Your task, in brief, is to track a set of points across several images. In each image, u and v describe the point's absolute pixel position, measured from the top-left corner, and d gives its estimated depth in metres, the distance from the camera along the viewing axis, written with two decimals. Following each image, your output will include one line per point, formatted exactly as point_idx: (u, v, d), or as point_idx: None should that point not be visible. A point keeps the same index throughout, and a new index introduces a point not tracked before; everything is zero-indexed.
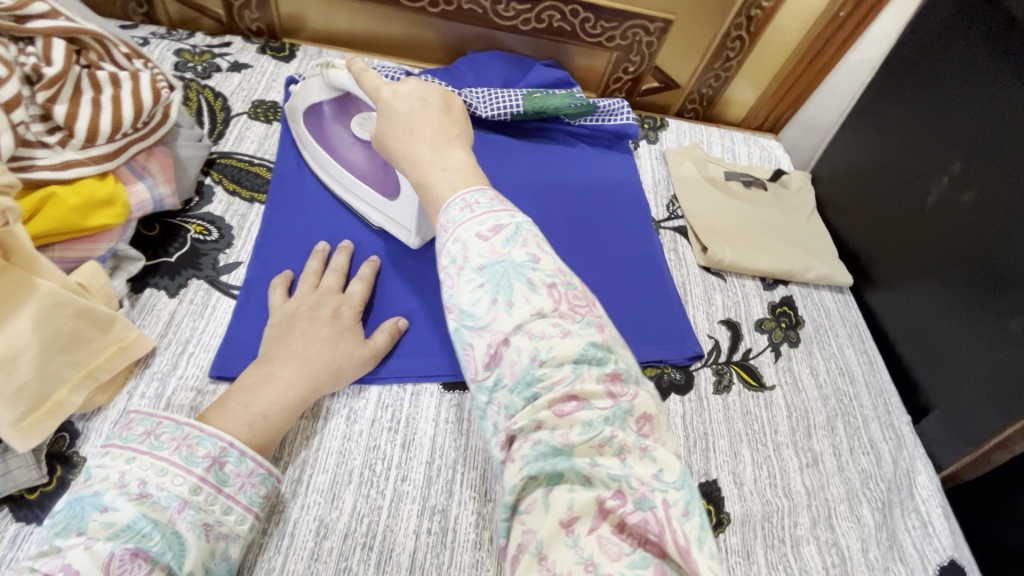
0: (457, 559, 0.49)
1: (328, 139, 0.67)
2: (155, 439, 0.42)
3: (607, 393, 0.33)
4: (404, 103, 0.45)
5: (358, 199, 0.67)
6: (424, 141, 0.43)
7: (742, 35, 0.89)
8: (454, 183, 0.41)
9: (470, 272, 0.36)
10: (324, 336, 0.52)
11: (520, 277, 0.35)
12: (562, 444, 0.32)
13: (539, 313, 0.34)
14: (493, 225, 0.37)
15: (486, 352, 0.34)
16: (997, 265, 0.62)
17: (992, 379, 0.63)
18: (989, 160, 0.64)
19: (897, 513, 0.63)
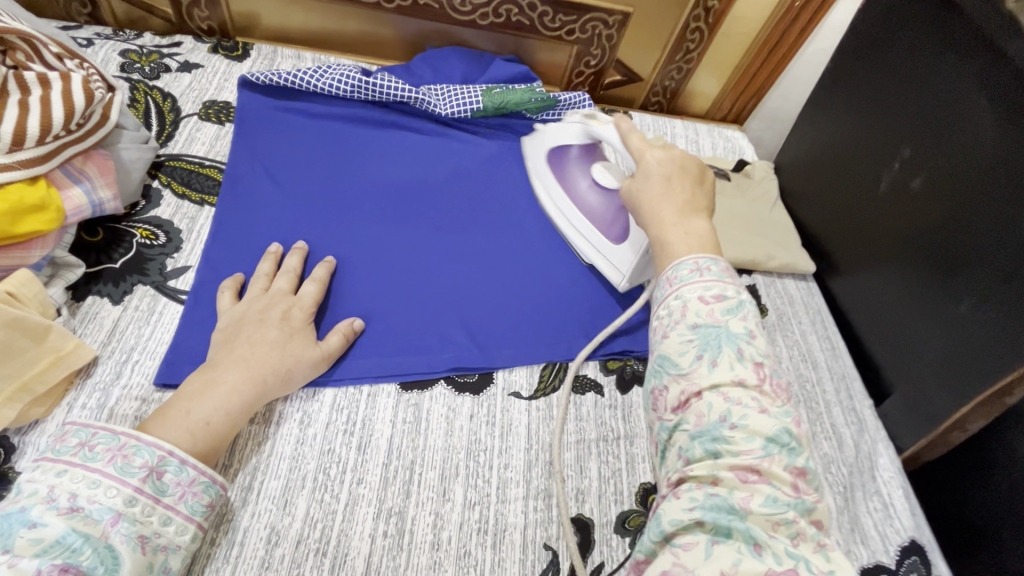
0: (414, 562, 0.49)
1: (566, 176, 0.71)
2: (89, 449, 0.41)
3: (794, 486, 0.35)
4: (658, 165, 0.54)
5: (578, 233, 0.71)
6: (673, 206, 0.50)
7: (701, 27, 0.90)
8: (692, 248, 0.46)
9: (683, 327, 0.41)
10: (272, 339, 0.51)
11: (731, 344, 0.39)
12: (740, 508, 0.34)
13: (739, 381, 0.38)
14: (717, 293, 0.42)
15: (678, 396, 0.39)
16: (946, 247, 0.63)
17: (943, 361, 0.63)
18: (937, 144, 0.64)
19: (858, 496, 0.64)
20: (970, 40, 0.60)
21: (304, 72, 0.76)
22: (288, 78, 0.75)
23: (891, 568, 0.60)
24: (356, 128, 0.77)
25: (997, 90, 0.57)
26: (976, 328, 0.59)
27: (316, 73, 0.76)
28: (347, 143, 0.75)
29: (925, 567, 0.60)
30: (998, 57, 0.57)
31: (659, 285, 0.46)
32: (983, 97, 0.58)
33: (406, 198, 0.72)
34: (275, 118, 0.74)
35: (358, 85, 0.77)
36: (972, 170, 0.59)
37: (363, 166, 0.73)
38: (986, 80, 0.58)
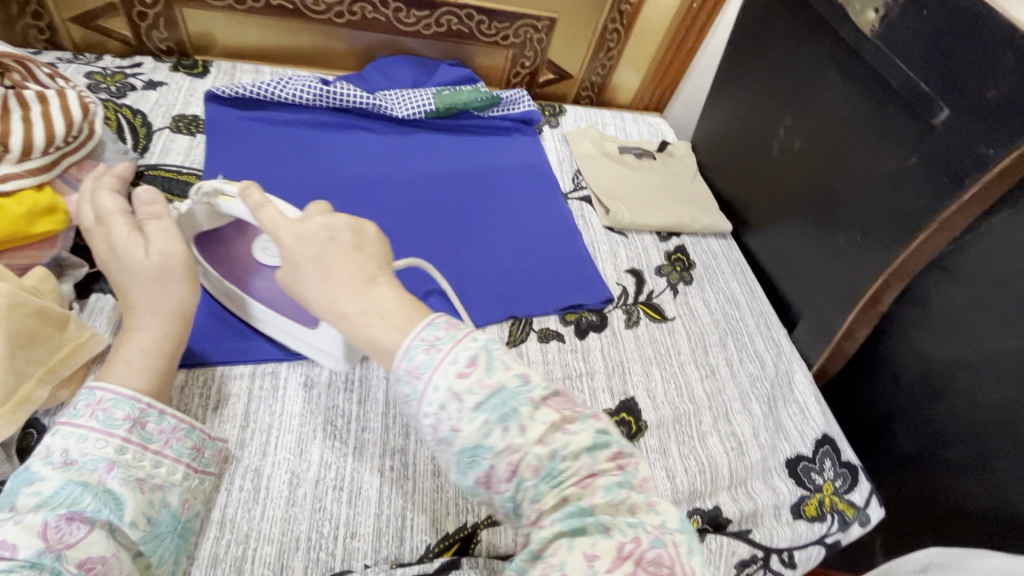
0: (419, 487, 0.57)
1: (238, 258, 0.59)
2: (72, 409, 0.45)
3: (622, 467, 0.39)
4: (313, 245, 0.44)
5: (273, 325, 0.61)
6: (343, 288, 0.42)
7: (617, 28, 1.03)
8: (402, 326, 0.41)
9: (468, 411, 0.37)
10: (144, 272, 0.51)
11: (521, 401, 0.38)
12: (586, 505, 0.37)
13: (551, 425, 0.38)
14: (468, 356, 0.39)
15: (506, 468, 0.37)
16: (823, 192, 0.77)
17: (832, 284, 0.78)
18: (806, 111, 0.79)
19: (780, 404, 0.78)
20: (819, 27, 0.75)
21: (267, 84, 0.83)
22: (252, 90, 0.82)
23: (809, 456, 0.74)
24: (321, 132, 0.84)
25: (842, 64, 0.72)
26: (849, 252, 0.74)
27: (279, 84, 0.83)
28: (314, 145, 0.82)
29: (836, 453, 0.74)
30: (839, 39, 0.72)
31: (402, 381, 0.39)
32: (833, 71, 0.73)
33: (375, 192, 0.81)
34: (244, 127, 0.80)
35: (319, 94, 0.84)
36: (832, 128, 0.74)
37: (331, 165, 0.81)
38: (836, 57, 0.73)
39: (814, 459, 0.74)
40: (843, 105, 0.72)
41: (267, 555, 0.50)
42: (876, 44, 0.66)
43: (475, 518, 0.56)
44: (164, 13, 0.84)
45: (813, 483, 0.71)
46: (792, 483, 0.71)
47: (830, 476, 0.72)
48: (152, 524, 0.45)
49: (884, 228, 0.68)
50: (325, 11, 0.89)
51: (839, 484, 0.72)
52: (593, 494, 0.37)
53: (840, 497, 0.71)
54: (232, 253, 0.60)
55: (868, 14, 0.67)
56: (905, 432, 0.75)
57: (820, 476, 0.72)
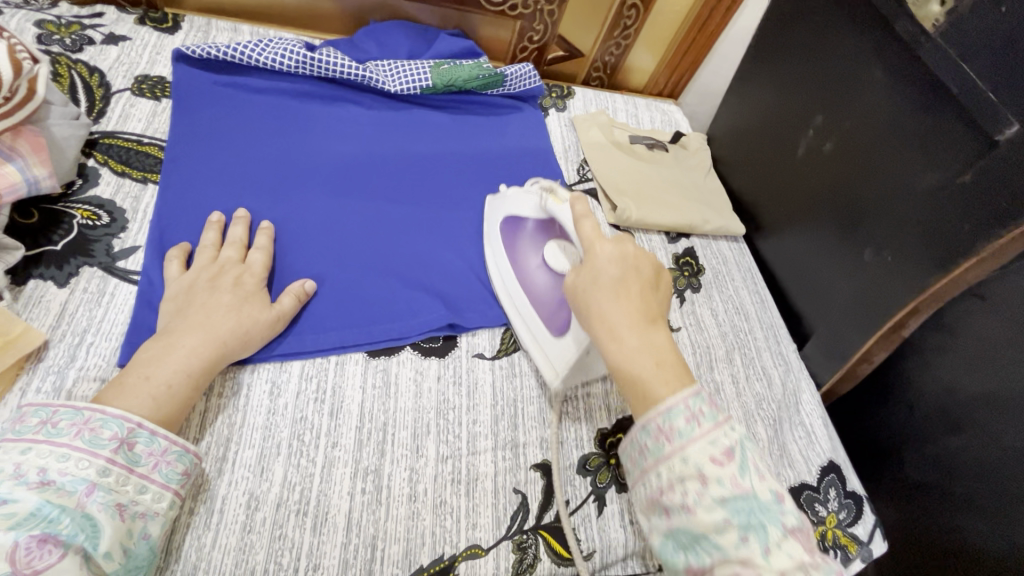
0: (393, 513, 0.52)
1: (517, 252, 0.65)
2: (51, 426, 0.42)
3: (808, 560, 0.41)
4: (610, 265, 0.53)
5: (519, 318, 0.64)
6: (629, 324, 0.50)
7: (636, 4, 0.94)
8: (671, 382, 0.47)
9: (710, 499, 0.42)
10: (227, 303, 0.53)
11: (772, 523, 0.41)
12: (755, 561, 0.40)
13: (794, 559, 0.41)
14: (725, 451, 0.44)
15: (680, 501, 0.43)
16: (851, 203, 0.71)
17: (853, 303, 0.72)
18: (842, 112, 0.71)
19: (786, 427, 0.73)
20: (866, 17, 0.67)
21: (243, 46, 0.74)
22: (227, 51, 0.73)
23: (814, 485, 0.69)
24: (304, 104, 0.76)
25: (889, 61, 0.64)
26: (876, 272, 0.68)
27: (258, 47, 0.74)
28: (295, 118, 0.74)
29: (841, 482, 0.70)
30: (889, 32, 0.64)
31: (647, 428, 0.46)
32: (878, 68, 0.66)
33: (360, 174, 0.72)
34: (217, 94, 0.72)
35: (301, 60, 0.75)
36: (870, 133, 0.67)
37: (313, 142, 0.73)
38: (881, 52, 0.65)
39: (818, 488, 0.69)
40: (886, 107, 0.65)
41: None
42: (937, 41, 0.59)
43: (455, 550, 0.51)
44: None
45: (817, 515, 0.67)
46: None
47: (834, 508, 0.68)
48: (128, 557, 0.41)
49: (920, 250, 0.62)
50: None
51: (842, 516, 0.67)
52: (780, 569, 0.40)
53: (844, 530, 0.66)
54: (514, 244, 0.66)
55: (931, 6, 0.59)
56: (915, 464, 0.70)
57: (824, 508, 0.68)
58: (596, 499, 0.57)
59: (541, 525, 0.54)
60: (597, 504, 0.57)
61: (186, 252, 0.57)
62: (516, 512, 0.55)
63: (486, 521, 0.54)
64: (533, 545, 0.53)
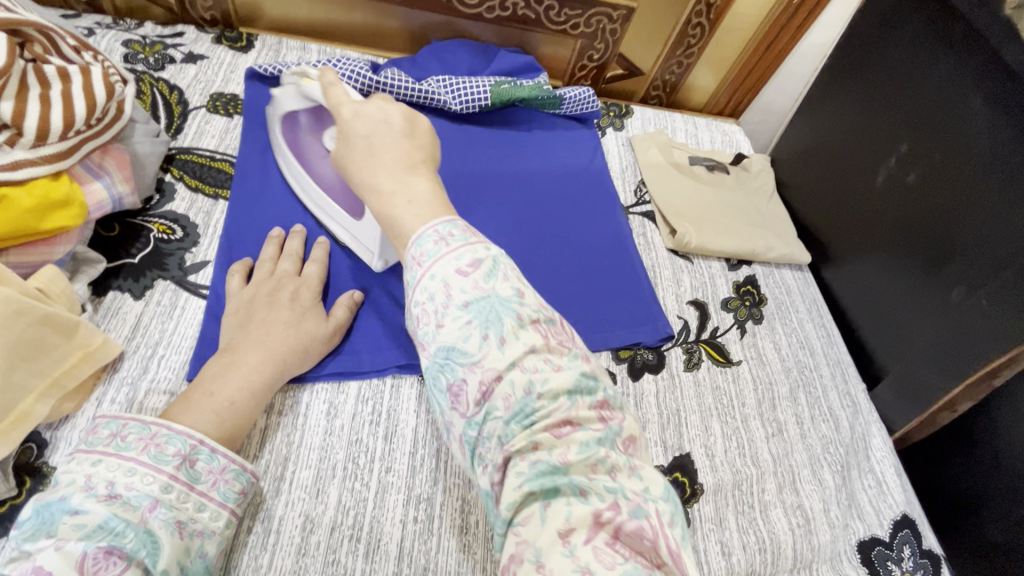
0: (444, 545, 0.51)
1: (300, 147, 0.64)
2: (121, 440, 0.42)
3: (548, 342, 0.37)
4: (365, 124, 0.45)
5: (324, 213, 0.64)
6: (382, 166, 0.44)
7: (701, 23, 0.91)
8: (425, 214, 0.41)
9: (455, 309, 0.36)
10: (285, 319, 0.53)
11: (508, 312, 0.36)
12: (560, 462, 0.33)
13: (531, 349, 0.36)
14: (472, 259, 0.38)
15: (477, 389, 0.35)
16: (938, 238, 0.66)
17: (934, 345, 0.67)
18: (931, 140, 0.67)
19: (855, 475, 0.68)
20: (965, 44, 0.63)
21: (312, 65, 0.75)
22: (298, 69, 0.75)
23: (886, 541, 0.64)
24: None
25: (991, 91, 0.60)
26: (966, 315, 0.63)
27: (327, 66, 0.76)
28: None
29: (917, 539, 0.65)
30: (993, 60, 0.60)
31: (408, 268, 0.40)
32: (977, 97, 0.62)
33: None
34: None
35: (367, 80, 0.77)
36: (964, 166, 0.63)
37: None
38: (981, 80, 0.61)
39: (891, 545, 0.64)
40: (984, 139, 0.61)
41: None
42: None
43: None
44: None
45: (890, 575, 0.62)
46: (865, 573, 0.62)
47: (910, 569, 0.63)
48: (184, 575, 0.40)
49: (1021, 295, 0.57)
50: None
51: None
52: (523, 358, 0.35)
53: None
54: (300, 143, 0.64)
55: None
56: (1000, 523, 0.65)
57: (898, 567, 0.63)
58: None
59: None
60: None
61: (247, 269, 0.58)
62: None
63: None
64: None
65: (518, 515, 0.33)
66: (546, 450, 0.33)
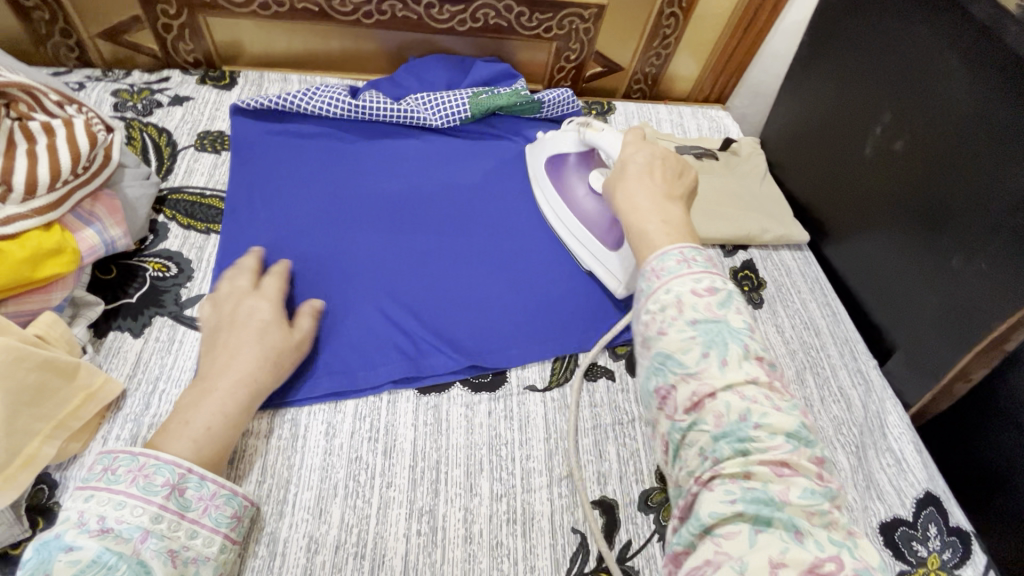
0: (449, 556, 0.51)
1: (563, 182, 0.72)
2: (111, 473, 0.43)
3: (772, 382, 0.37)
4: (639, 159, 0.54)
5: (574, 241, 0.72)
6: (648, 194, 0.50)
7: (675, 12, 0.91)
8: (673, 235, 0.45)
9: (681, 323, 0.38)
10: (247, 335, 0.53)
11: (736, 340, 0.38)
12: (778, 498, 0.33)
13: (753, 379, 0.36)
14: (708, 284, 0.40)
15: (688, 398, 0.37)
16: (931, 204, 0.64)
17: (941, 316, 0.65)
18: (914, 106, 0.65)
19: (872, 454, 0.66)
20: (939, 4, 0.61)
21: (291, 95, 0.77)
22: (277, 100, 0.77)
23: (909, 520, 0.62)
24: (351, 144, 0.78)
25: (967, 49, 0.58)
26: (969, 282, 0.61)
27: (305, 94, 0.78)
28: (342, 160, 0.76)
29: (942, 516, 0.63)
30: (968, 18, 0.58)
31: (642, 277, 0.43)
32: (955, 57, 0.60)
33: (406, 209, 0.74)
34: (270, 142, 0.76)
35: (345, 104, 0.78)
36: (950, 129, 0.61)
37: (360, 181, 0.75)
38: (956, 39, 0.60)
39: (915, 524, 0.62)
40: (967, 99, 0.59)
41: None
42: None
43: None
44: (188, 24, 0.79)
45: (915, 555, 0.60)
46: (888, 555, 0.60)
47: (936, 548, 0.61)
48: None
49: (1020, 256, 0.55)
50: (352, 12, 0.82)
51: (947, 556, 0.60)
52: (742, 384, 0.36)
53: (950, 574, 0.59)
54: (563, 177, 0.73)
55: None
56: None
57: (923, 547, 0.61)
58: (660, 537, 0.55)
59: (603, 566, 0.53)
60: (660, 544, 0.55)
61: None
62: (576, 554, 0.53)
63: (544, 564, 0.52)
64: None
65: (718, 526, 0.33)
66: (760, 481, 0.34)
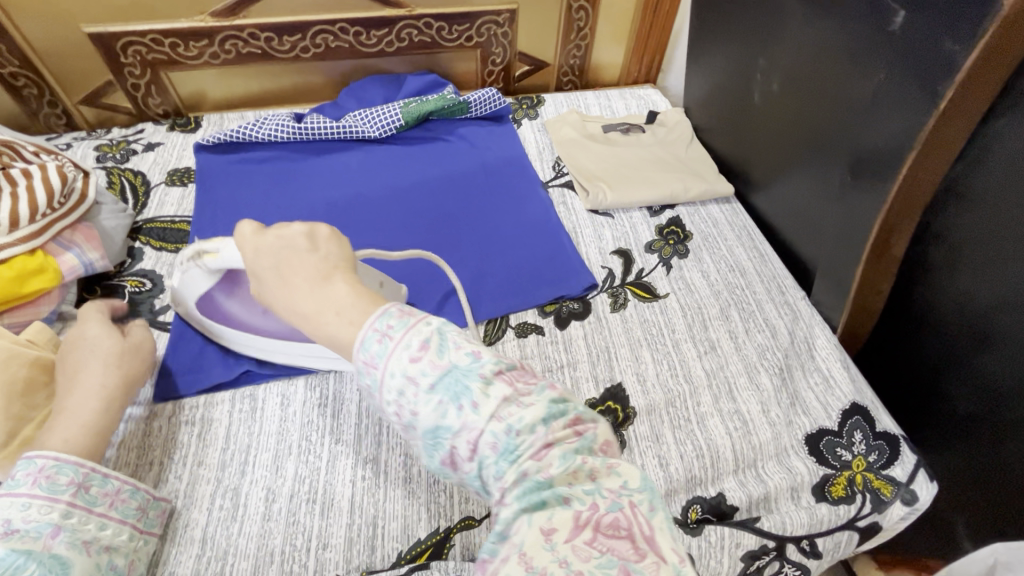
0: (390, 495, 0.57)
1: (232, 314, 0.62)
2: (11, 480, 0.46)
3: (517, 388, 0.39)
4: (269, 256, 0.49)
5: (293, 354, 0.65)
6: (300, 289, 0.46)
7: (583, 5, 0.99)
8: (357, 317, 0.43)
9: (422, 391, 0.39)
10: (86, 363, 0.56)
11: (471, 377, 0.39)
12: (545, 478, 0.36)
13: (502, 399, 0.38)
14: (419, 342, 0.40)
15: (466, 446, 0.38)
16: (809, 134, 0.70)
17: (836, 235, 0.70)
18: (779, 49, 0.72)
19: (797, 374, 0.70)
20: None
21: (245, 127, 0.88)
22: (233, 133, 0.88)
23: (834, 430, 0.65)
24: (300, 162, 0.88)
25: None
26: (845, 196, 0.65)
27: (256, 125, 0.89)
28: (292, 177, 0.86)
29: (869, 423, 0.65)
30: None
31: (362, 373, 0.41)
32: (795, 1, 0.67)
33: (351, 210, 0.83)
34: (229, 169, 0.86)
35: (292, 128, 0.89)
36: (807, 63, 0.67)
37: (308, 192, 0.85)
38: None
39: (840, 433, 0.65)
40: (812, 34, 0.65)
41: (242, 570, 0.52)
42: None
43: (449, 523, 0.55)
44: (153, 81, 0.92)
45: (840, 460, 0.63)
46: (814, 462, 0.63)
47: (861, 451, 0.63)
48: None
49: (869, 161, 0.60)
50: (292, 49, 0.93)
51: (873, 459, 0.62)
52: (499, 407, 0.38)
53: (876, 474, 0.61)
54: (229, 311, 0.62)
55: None
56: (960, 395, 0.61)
57: (848, 452, 0.63)
58: None
59: None
60: None
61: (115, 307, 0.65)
62: None
63: (478, 495, 0.57)
64: None
65: (508, 531, 0.35)
66: (532, 473, 0.36)
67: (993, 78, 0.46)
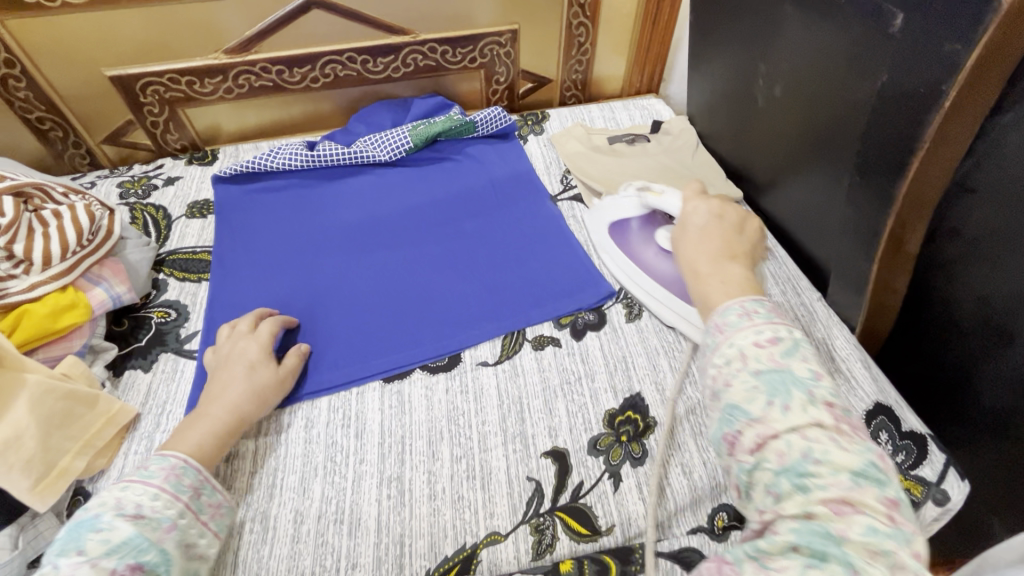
0: (416, 513, 0.58)
1: (634, 252, 0.77)
2: (143, 469, 0.51)
3: (839, 426, 0.42)
4: (700, 215, 0.65)
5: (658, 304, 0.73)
6: (710, 253, 0.59)
7: (583, 21, 1.01)
8: (733, 292, 0.53)
9: (746, 374, 0.45)
10: (238, 375, 0.62)
11: (800, 389, 0.44)
12: (838, 534, 0.37)
13: (816, 423, 0.42)
14: (770, 335, 0.47)
15: (752, 440, 0.43)
16: (814, 137, 0.70)
17: (846, 235, 0.69)
18: (779, 55, 0.73)
19: None
20: None
21: (260, 157, 0.91)
22: (249, 164, 0.90)
23: None
24: (315, 189, 0.91)
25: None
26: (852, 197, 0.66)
27: (270, 155, 0.91)
28: (307, 203, 0.89)
29: (894, 423, 0.64)
30: None
31: (708, 333, 0.51)
32: (793, 8, 0.68)
33: (365, 233, 0.85)
34: (247, 199, 0.89)
35: (305, 156, 0.92)
36: (809, 67, 0.68)
37: (323, 216, 0.87)
38: None
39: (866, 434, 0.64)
40: (812, 38, 0.66)
41: None
42: None
43: (475, 539, 0.56)
44: (171, 118, 0.96)
45: None
46: None
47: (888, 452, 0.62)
48: None
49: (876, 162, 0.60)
50: (302, 80, 0.96)
51: (900, 459, 0.62)
52: (807, 428, 0.42)
53: (905, 474, 0.60)
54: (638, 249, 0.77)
55: None
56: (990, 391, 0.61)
57: None
58: (611, 476, 0.60)
59: (557, 507, 0.58)
60: (611, 481, 0.60)
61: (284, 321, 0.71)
62: (531, 498, 0.58)
63: (502, 510, 0.58)
64: (551, 526, 0.56)
65: (770, 563, 0.37)
66: (821, 520, 0.38)
67: (994, 77, 0.47)
